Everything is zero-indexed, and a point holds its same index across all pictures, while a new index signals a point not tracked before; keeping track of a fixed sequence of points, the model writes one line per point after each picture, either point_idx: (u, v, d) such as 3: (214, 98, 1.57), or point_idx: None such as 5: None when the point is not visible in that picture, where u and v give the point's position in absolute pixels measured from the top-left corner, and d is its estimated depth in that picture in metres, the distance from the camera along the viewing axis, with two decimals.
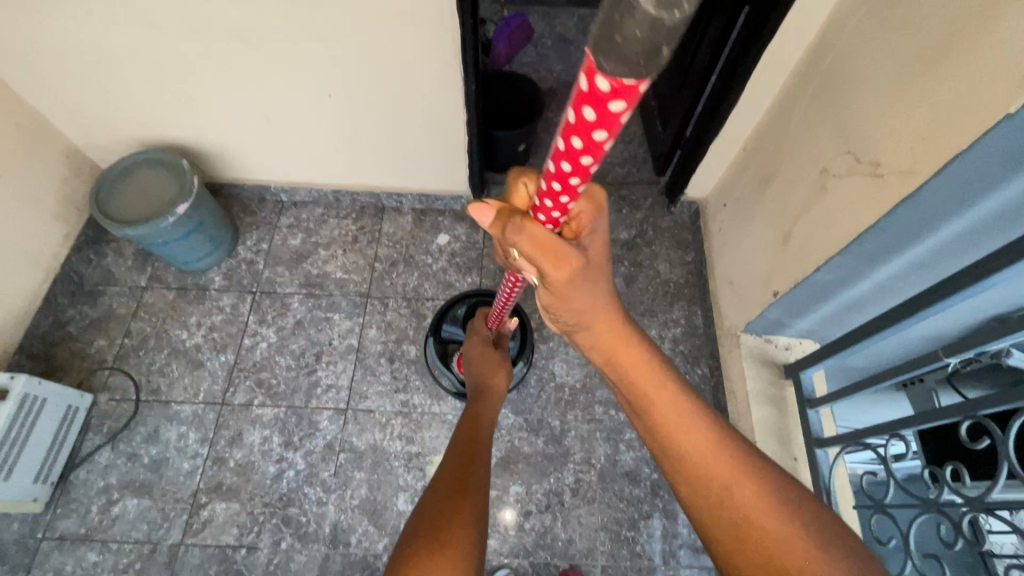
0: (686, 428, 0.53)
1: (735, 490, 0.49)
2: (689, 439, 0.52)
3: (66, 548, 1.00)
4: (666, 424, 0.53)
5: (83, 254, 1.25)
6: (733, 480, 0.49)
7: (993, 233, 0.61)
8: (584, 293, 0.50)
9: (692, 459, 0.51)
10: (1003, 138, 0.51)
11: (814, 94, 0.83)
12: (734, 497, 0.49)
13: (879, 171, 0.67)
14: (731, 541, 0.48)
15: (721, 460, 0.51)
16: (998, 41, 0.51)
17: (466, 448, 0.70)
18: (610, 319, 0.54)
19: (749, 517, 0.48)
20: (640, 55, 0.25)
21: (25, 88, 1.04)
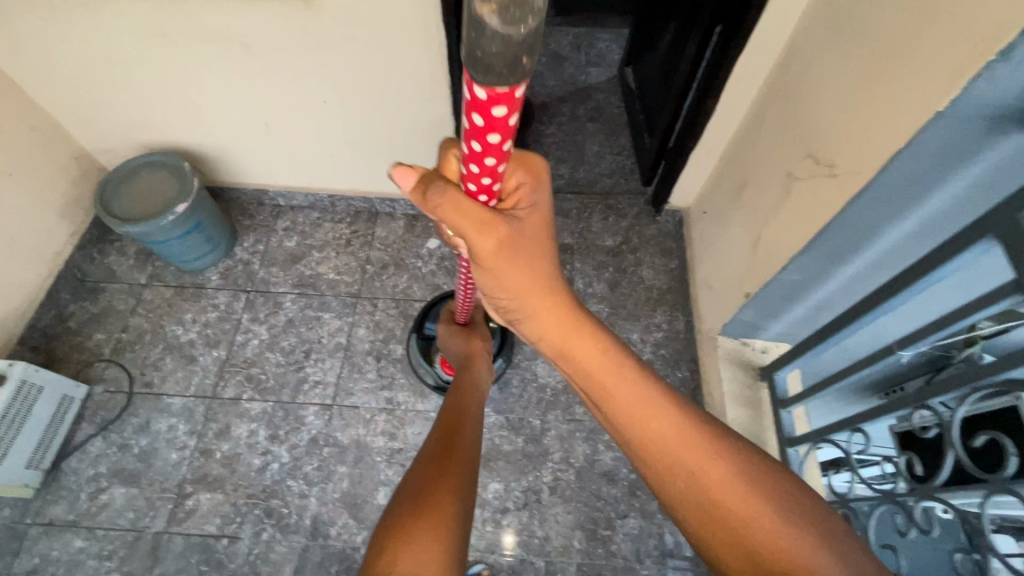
0: (639, 408, 0.56)
1: (689, 457, 0.52)
2: (641, 415, 0.55)
3: (53, 534, 1.02)
4: (618, 404, 0.57)
5: (87, 252, 1.30)
6: (687, 449, 0.52)
7: (940, 228, 0.64)
8: (518, 270, 0.55)
9: (646, 440, 0.55)
10: (935, 135, 0.54)
11: (781, 103, 0.87)
12: (691, 467, 0.52)
13: (834, 171, 0.70)
14: (699, 515, 0.50)
15: (672, 431, 0.54)
16: (928, 47, 0.54)
17: (458, 424, 0.71)
18: (553, 299, 0.58)
19: (707, 484, 0.51)
20: (505, 61, 0.34)
21: (40, 93, 1.10)
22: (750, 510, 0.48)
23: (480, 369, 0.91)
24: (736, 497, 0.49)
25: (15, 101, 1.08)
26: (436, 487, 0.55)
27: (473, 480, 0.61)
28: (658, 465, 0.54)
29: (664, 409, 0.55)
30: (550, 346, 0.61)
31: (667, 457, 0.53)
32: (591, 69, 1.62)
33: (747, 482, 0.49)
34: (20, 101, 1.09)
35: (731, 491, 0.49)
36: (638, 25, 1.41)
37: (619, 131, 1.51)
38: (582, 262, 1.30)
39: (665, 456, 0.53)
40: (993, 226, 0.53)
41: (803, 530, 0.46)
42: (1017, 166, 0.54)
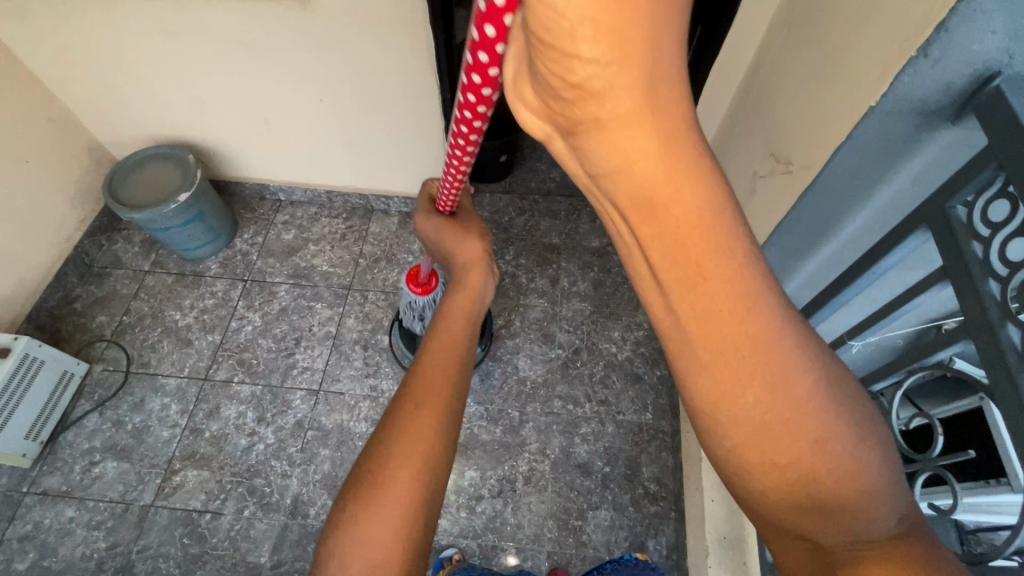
0: (753, 336, 0.30)
1: (788, 396, 0.30)
2: (735, 324, 0.29)
3: (47, 503, 1.07)
4: (715, 319, 0.30)
5: (95, 239, 1.37)
6: (794, 390, 0.30)
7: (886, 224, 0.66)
8: (638, 21, 0.23)
9: (752, 381, 0.30)
10: (869, 132, 0.57)
11: (751, 106, 0.90)
12: (784, 411, 0.30)
13: (791, 168, 0.73)
14: (760, 464, 0.31)
15: (779, 353, 0.30)
16: (865, 48, 0.58)
17: (440, 352, 0.56)
18: (662, 78, 0.25)
19: (798, 430, 0.31)
20: None
21: (58, 86, 1.17)
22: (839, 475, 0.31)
23: (479, 281, 0.70)
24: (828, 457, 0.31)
25: (33, 92, 1.15)
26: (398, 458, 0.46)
27: (453, 429, 0.50)
28: (758, 425, 0.31)
29: (777, 319, 0.30)
30: (595, 138, 0.28)
31: (749, 384, 0.30)
32: None
33: (836, 416, 0.32)
34: (38, 92, 1.16)
35: (824, 450, 0.31)
36: None
37: None
38: (568, 261, 1.33)
39: (771, 417, 0.31)
40: (926, 217, 0.56)
41: (893, 502, 0.33)
42: (951, 158, 0.57)
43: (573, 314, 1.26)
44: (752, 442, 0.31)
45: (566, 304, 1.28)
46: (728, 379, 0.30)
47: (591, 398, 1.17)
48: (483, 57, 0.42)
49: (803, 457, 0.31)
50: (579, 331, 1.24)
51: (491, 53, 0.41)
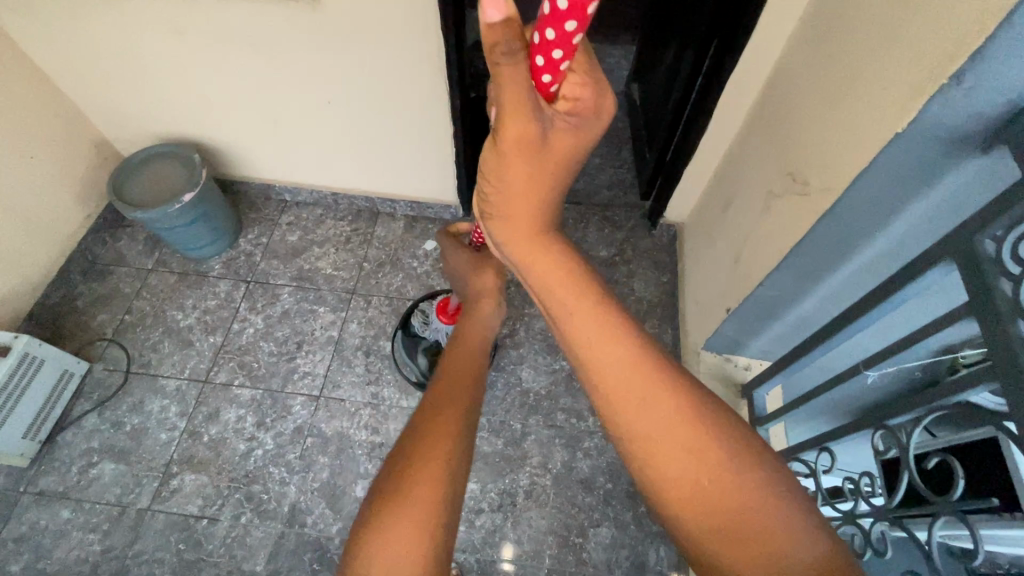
0: (615, 356, 0.51)
1: (654, 410, 0.48)
2: (602, 352, 0.52)
3: (43, 503, 1.06)
4: (590, 349, 0.52)
5: (99, 235, 1.36)
6: (660, 408, 0.48)
7: (906, 252, 0.64)
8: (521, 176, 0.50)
9: (623, 387, 0.50)
10: (893, 159, 0.55)
11: (767, 121, 0.88)
12: (668, 434, 0.47)
13: (807, 190, 0.72)
14: (646, 459, 0.48)
15: (647, 382, 0.50)
16: (890, 73, 0.56)
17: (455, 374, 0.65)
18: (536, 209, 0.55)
19: (678, 434, 0.47)
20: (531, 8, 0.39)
21: (65, 82, 1.16)
22: (730, 491, 0.44)
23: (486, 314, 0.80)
24: (716, 472, 0.45)
25: (40, 87, 1.14)
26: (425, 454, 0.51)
27: (470, 434, 0.57)
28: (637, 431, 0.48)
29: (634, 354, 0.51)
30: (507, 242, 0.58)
31: (631, 404, 0.49)
32: None
33: (706, 431, 0.47)
34: (44, 88, 1.15)
35: (709, 466, 0.45)
36: (645, 42, 1.44)
37: (621, 145, 1.53)
38: None
39: (645, 426, 0.48)
40: (950, 250, 0.54)
41: (789, 519, 0.42)
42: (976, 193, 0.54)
43: None
44: (640, 443, 0.48)
45: None
46: (627, 414, 0.49)
47: (595, 411, 1.15)
48: (548, 77, 0.42)
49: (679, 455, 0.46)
50: None
51: (555, 72, 0.41)
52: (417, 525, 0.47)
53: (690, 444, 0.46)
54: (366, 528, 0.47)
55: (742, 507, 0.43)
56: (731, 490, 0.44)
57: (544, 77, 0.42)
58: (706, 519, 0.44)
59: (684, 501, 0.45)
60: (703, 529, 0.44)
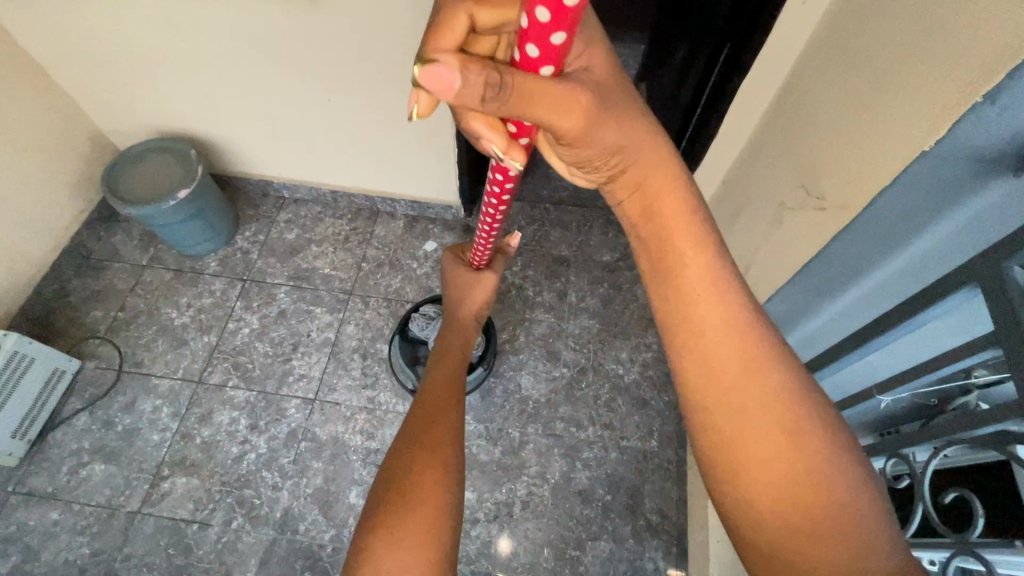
0: (730, 336, 0.46)
1: (765, 399, 0.44)
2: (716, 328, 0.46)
3: (32, 504, 1.05)
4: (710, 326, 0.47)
5: (94, 230, 1.33)
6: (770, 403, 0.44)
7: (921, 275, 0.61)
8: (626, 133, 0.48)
9: (738, 366, 0.45)
10: (920, 175, 0.52)
11: (781, 130, 0.85)
12: (762, 411, 0.44)
13: (823, 205, 0.69)
14: (743, 447, 0.43)
15: (761, 371, 0.45)
16: (918, 89, 0.53)
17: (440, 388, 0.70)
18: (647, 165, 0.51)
19: (787, 433, 0.43)
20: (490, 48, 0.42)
21: (59, 74, 1.13)
22: (816, 478, 0.41)
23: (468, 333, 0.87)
24: (811, 473, 0.42)
25: (34, 78, 1.11)
26: (422, 464, 0.55)
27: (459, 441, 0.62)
28: (739, 416, 0.44)
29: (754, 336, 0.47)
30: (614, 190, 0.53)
31: (739, 388, 0.45)
32: None
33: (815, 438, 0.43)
34: (38, 79, 1.12)
35: (802, 475, 0.42)
36: (654, 42, 1.40)
37: None
38: (578, 274, 1.29)
39: (756, 415, 0.44)
40: (975, 275, 0.51)
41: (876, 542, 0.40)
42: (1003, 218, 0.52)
43: (581, 331, 1.22)
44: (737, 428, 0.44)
45: (573, 321, 1.23)
46: (721, 385, 0.45)
47: (595, 421, 1.12)
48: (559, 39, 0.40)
49: (777, 453, 0.42)
50: (585, 349, 1.20)
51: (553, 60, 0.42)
52: (420, 526, 0.50)
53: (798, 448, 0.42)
54: (372, 536, 0.49)
55: (826, 497, 0.41)
56: (816, 480, 0.41)
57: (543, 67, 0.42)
58: (784, 503, 0.41)
59: (766, 487, 0.42)
60: (778, 512, 0.41)
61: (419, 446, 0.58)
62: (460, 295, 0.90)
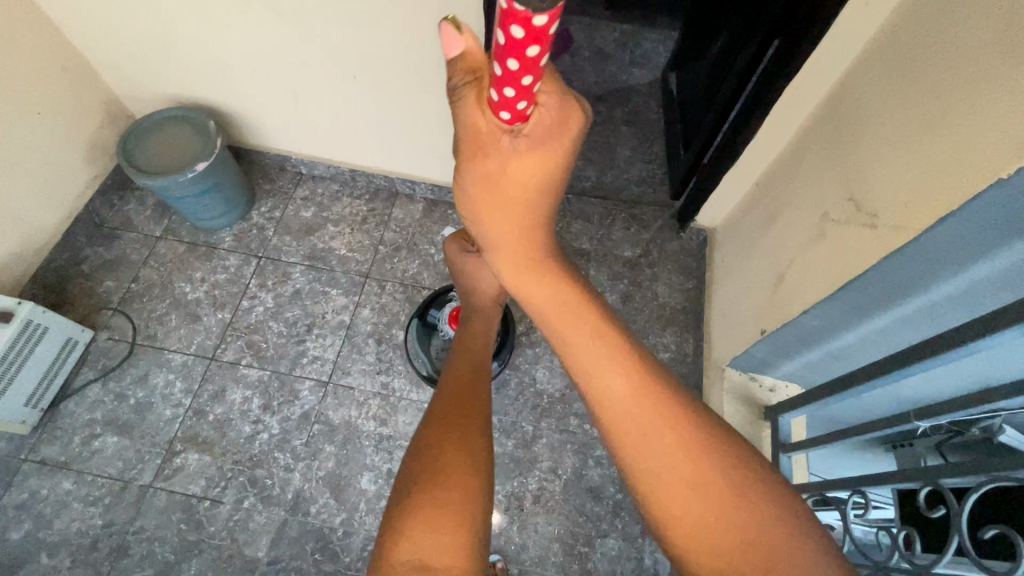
0: (609, 370, 0.56)
1: (655, 441, 0.52)
2: (598, 372, 0.56)
3: (44, 473, 1.05)
4: (589, 368, 0.57)
5: (107, 198, 1.30)
6: (657, 444, 0.52)
7: (959, 310, 0.62)
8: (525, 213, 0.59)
9: (609, 404, 0.55)
10: (996, 202, 0.50)
11: (827, 137, 0.83)
12: (669, 457, 0.51)
13: (874, 222, 0.67)
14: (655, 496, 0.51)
15: (650, 412, 0.53)
16: (997, 114, 0.51)
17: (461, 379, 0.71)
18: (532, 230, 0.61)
19: (692, 467, 0.50)
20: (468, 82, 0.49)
21: (76, 37, 1.10)
22: (735, 514, 0.48)
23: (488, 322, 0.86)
24: (719, 504, 0.48)
25: (52, 40, 1.08)
26: (453, 460, 0.56)
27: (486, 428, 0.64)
28: (643, 470, 0.52)
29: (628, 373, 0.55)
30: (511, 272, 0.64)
31: (633, 434, 0.53)
32: (634, 68, 1.56)
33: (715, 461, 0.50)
34: (55, 41, 1.08)
35: (716, 504, 0.48)
36: (689, 31, 1.36)
37: (653, 137, 1.47)
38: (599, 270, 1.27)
39: (651, 466, 0.51)
40: None
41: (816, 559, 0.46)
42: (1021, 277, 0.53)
43: None
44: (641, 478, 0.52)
45: None
46: (627, 446, 0.53)
47: None
48: (534, 49, 0.37)
49: (686, 497, 0.49)
50: None
51: (517, 85, 0.42)
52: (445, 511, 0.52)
53: (698, 478, 0.50)
54: (403, 521, 0.52)
55: (753, 540, 0.47)
56: (737, 515, 0.48)
57: (518, 102, 0.45)
58: (711, 547, 0.48)
59: (688, 535, 0.49)
60: (708, 553, 0.48)
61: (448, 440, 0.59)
62: (473, 285, 0.87)
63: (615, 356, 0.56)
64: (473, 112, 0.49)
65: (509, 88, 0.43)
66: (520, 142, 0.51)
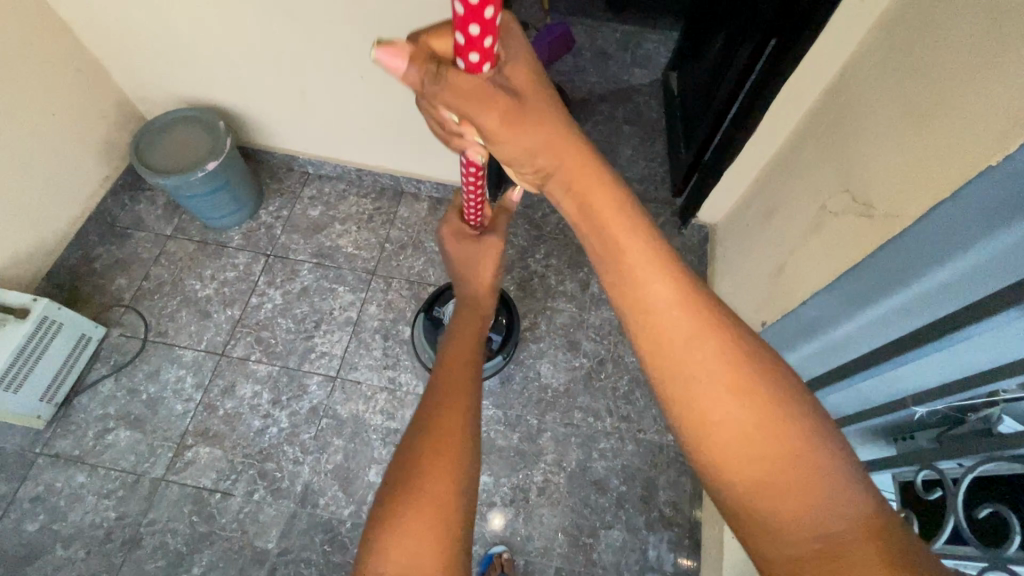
0: (651, 283, 0.48)
1: (699, 358, 0.45)
2: (637, 283, 0.49)
3: (59, 466, 1.07)
4: (626, 275, 0.49)
5: (118, 197, 1.33)
6: (700, 361, 0.45)
7: (948, 300, 0.61)
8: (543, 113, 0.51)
9: (648, 317, 0.48)
10: (985, 191, 0.52)
11: (824, 132, 0.85)
12: (714, 376, 0.44)
13: (871, 213, 0.69)
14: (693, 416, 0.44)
15: (694, 330, 0.46)
16: (987, 104, 0.53)
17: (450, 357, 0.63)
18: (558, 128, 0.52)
19: (742, 389, 0.44)
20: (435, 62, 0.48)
21: (90, 40, 1.13)
22: (784, 446, 0.41)
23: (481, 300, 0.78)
24: (768, 433, 0.42)
25: (66, 43, 1.10)
26: (433, 467, 0.48)
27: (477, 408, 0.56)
28: (679, 387, 0.46)
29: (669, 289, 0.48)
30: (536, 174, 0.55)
31: (670, 352, 0.46)
32: (635, 69, 1.58)
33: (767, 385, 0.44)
34: (69, 44, 1.11)
35: (765, 431, 0.42)
36: (689, 31, 1.38)
37: (655, 136, 1.49)
38: None
39: (691, 383, 0.45)
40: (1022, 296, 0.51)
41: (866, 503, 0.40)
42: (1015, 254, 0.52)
43: (601, 323, 1.22)
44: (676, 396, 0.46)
45: (594, 312, 1.23)
46: (666, 364, 0.46)
47: (613, 412, 1.13)
48: (490, 7, 0.44)
49: (728, 420, 0.43)
50: (603, 341, 1.20)
51: (481, 50, 0.47)
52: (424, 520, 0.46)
53: (747, 400, 0.43)
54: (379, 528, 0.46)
55: (800, 473, 0.41)
56: (784, 434, 0.42)
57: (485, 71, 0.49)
58: (752, 480, 0.42)
59: (728, 461, 0.43)
60: (748, 485, 0.42)
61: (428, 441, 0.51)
62: (470, 267, 0.81)
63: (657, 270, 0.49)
64: (454, 76, 0.47)
65: (473, 58, 0.47)
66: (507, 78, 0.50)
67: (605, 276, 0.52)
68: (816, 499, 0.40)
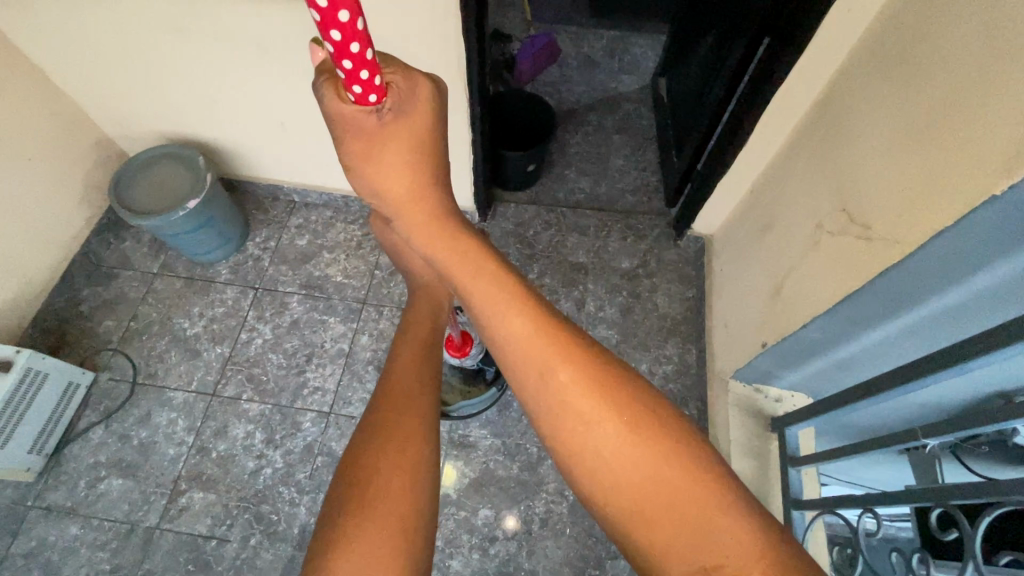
0: (511, 314, 0.53)
1: (560, 385, 0.50)
2: (501, 314, 0.54)
3: (51, 519, 1.05)
4: (493, 311, 0.54)
5: (103, 237, 1.31)
6: (563, 386, 0.50)
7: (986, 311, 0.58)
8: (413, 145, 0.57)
9: (511, 347, 0.53)
10: (996, 215, 0.49)
11: (816, 147, 0.82)
12: (580, 399, 0.49)
13: (868, 235, 0.66)
14: (563, 439, 0.49)
15: (555, 355, 0.51)
16: (985, 123, 0.50)
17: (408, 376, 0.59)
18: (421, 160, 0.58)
19: (605, 412, 0.48)
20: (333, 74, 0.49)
21: (65, 82, 1.11)
22: (655, 464, 0.46)
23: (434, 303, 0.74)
24: (636, 454, 0.46)
25: (40, 87, 1.08)
26: (378, 507, 0.47)
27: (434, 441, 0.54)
28: (550, 412, 0.50)
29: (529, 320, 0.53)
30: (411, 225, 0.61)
31: (534, 376, 0.51)
32: (623, 76, 1.54)
33: (629, 403, 0.49)
34: (44, 87, 1.09)
35: (637, 454, 0.46)
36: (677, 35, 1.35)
37: (646, 144, 1.45)
38: (596, 283, 1.27)
39: (558, 407, 0.49)
40: None
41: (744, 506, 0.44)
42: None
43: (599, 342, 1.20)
44: (548, 422, 0.50)
45: (591, 331, 1.21)
46: (532, 388, 0.51)
47: None
48: None
49: (595, 445, 0.47)
50: None
51: (340, 25, 0.39)
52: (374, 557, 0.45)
53: (610, 423, 0.48)
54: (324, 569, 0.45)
55: (675, 486, 0.45)
56: (651, 456, 0.46)
57: (354, 48, 0.41)
58: (633, 498, 0.45)
59: (605, 484, 0.46)
60: (626, 502, 0.46)
61: (380, 452, 0.51)
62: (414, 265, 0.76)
63: (522, 303, 0.54)
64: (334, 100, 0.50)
65: (328, 45, 0.41)
66: (386, 120, 0.53)
67: (478, 315, 0.56)
68: (704, 512, 0.44)
